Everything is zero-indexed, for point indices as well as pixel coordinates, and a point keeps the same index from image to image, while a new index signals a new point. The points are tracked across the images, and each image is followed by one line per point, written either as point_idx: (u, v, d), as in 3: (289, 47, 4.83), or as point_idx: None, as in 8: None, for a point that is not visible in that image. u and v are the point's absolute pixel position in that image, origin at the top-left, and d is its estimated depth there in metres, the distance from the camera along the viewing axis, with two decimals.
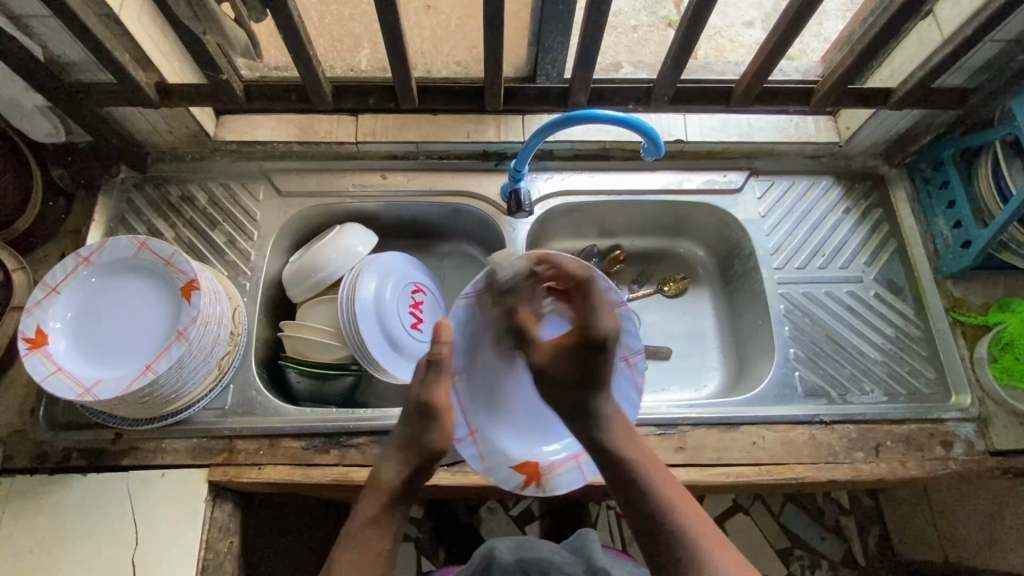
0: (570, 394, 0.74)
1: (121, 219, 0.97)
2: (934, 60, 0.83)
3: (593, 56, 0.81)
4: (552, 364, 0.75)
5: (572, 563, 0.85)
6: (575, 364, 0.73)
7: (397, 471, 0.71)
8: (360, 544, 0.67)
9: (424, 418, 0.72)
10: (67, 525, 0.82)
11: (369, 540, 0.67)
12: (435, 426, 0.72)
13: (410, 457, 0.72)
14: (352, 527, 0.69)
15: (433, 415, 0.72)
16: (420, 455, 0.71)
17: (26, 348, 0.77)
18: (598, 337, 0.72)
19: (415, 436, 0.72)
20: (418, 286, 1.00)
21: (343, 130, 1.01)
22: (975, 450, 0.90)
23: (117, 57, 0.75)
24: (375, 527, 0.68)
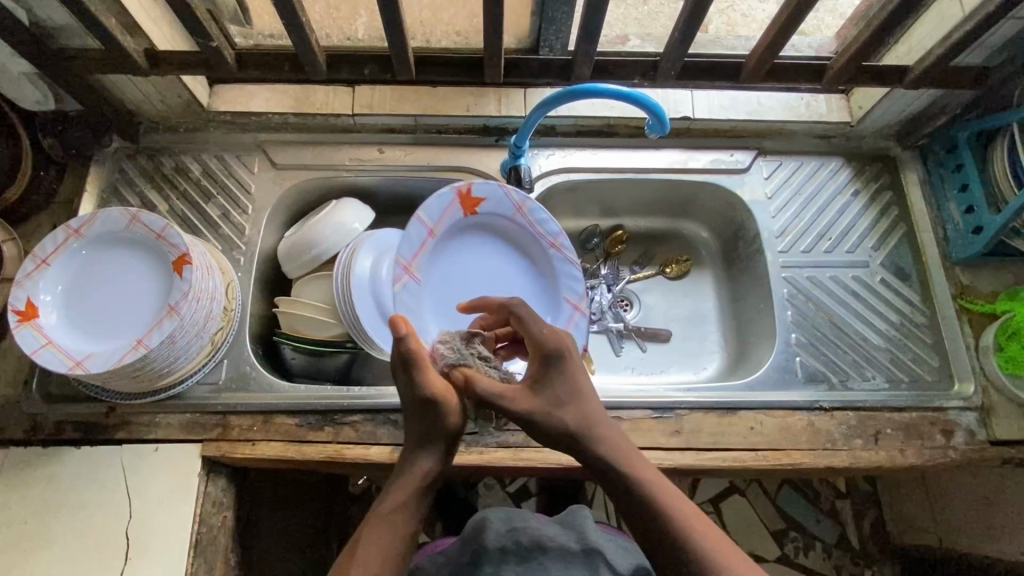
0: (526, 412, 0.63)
1: (114, 190, 0.96)
2: (954, 37, 0.80)
3: (597, 28, 0.78)
4: (508, 394, 0.65)
5: (565, 535, 0.85)
6: (533, 378, 0.65)
7: (427, 458, 0.64)
8: (393, 527, 0.61)
9: (447, 399, 0.66)
10: (61, 497, 0.82)
11: (401, 524, 0.61)
12: (456, 409, 0.66)
13: (438, 442, 0.66)
14: (382, 508, 0.61)
15: (457, 396, 0.66)
16: (450, 439, 0.66)
17: (16, 320, 0.76)
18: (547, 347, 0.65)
19: (438, 418, 0.66)
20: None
21: (340, 102, 0.98)
22: (975, 439, 0.89)
23: (103, 21, 0.73)
24: (407, 511, 0.62)
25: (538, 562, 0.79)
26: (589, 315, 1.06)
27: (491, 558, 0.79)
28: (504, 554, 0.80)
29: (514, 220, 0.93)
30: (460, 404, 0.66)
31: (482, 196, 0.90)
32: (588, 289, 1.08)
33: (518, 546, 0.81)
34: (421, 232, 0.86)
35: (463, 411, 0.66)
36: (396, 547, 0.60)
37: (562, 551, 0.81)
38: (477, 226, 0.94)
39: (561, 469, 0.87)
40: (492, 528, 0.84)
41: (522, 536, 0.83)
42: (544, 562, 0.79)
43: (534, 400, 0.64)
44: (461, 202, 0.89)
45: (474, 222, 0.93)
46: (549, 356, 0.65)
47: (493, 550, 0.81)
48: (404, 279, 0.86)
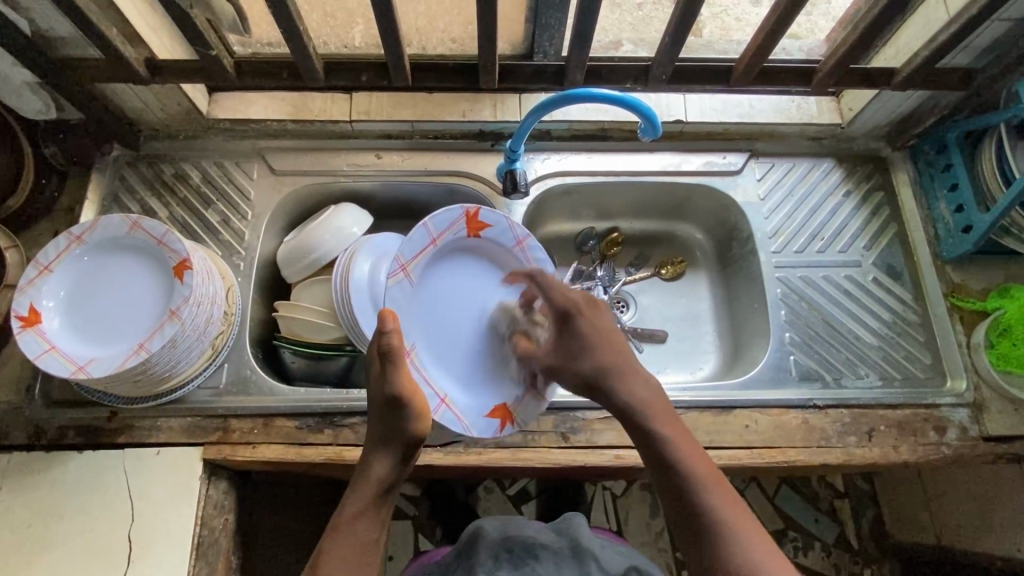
0: (585, 376, 0.72)
1: (115, 198, 0.97)
2: (939, 40, 0.81)
3: (590, 32, 0.79)
4: (550, 353, 0.76)
5: (557, 540, 0.86)
6: (563, 341, 0.74)
7: (384, 463, 0.67)
8: (348, 537, 0.65)
9: (394, 409, 0.67)
10: (64, 500, 0.82)
11: (357, 533, 0.65)
12: (410, 414, 0.67)
13: (395, 448, 0.68)
14: (339, 519, 0.66)
15: (404, 406, 0.66)
16: (403, 445, 0.68)
17: (19, 326, 0.77)
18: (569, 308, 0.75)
19: (390, 428, 0.67)
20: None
21: (338, 109, 1.00)
22: (968, 436, 0.90)
23: (104, 31, 0.74)
24: (362, 519, 0.65)
25: (530, 569, 0.81)
26: None
27: (483, 566, 0.81)
28: (497, 563, 0.82)
29: (513, 253, 0.88)
30: (408, 410, 0.66)
31: (489, 221, 0.86)
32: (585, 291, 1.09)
33: (511, 554, 0.83)
34: (424, 237, 0.81)
35: (416, 415, 0.67)
36: (357, 555, 0.64)
37: (553, 556, 0.83)
38: (475, 249, 0.88)
39: (559, 469, 0.88)
40: (486, 534, 0.85)
41: (514, 544, 0.84)
42: (536, 567, 0.81)
43: (585, 364, 0.72)
44: (466, 222, 0.85)
45: (474, 245, 0.87)
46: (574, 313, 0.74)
47: (482, 554, 0.83)
48: (398, 277, 0.80)
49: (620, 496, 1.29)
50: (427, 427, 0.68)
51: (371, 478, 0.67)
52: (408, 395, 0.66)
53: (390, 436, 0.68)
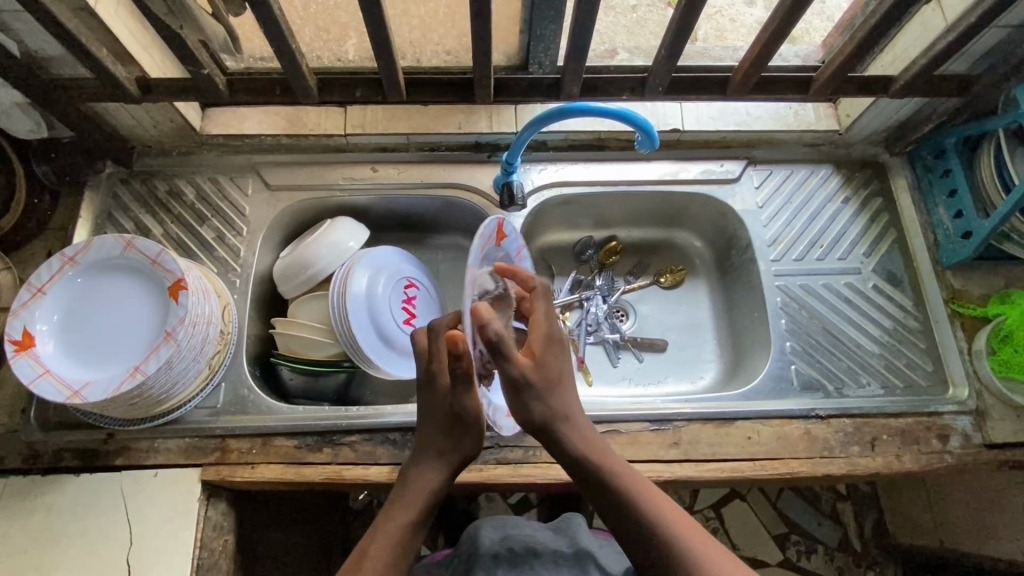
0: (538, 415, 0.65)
1: (109, 215, 0.96)
2: (937, 48, 0.81)
3: (585, 45, 0.78)
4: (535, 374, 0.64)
5: (557, 539, 0.85)
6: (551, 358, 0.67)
7: (435, 477, 0.67)
8: (396, 537, 0.63)
9: (459, 425, 0.68)
10: (61, 525, 0.82)
11: (403, 538, 0.63)
12: (470, 434, 0.68)
13: (448, 463, 0.68)
14: (385, 523, 0.64)
15: (470, 425, 0.68)
16: (459, 460, 0.68)
17: (13, 350, 0.76)
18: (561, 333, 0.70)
19: (451, 441, 0.68)
20: (409, 281, 0.99)
21: (332, 122, 0.99)
22: (971, 444, 0.89)
23: (93, 51, 0.73)
24: (414, 523, 0.65)
25: (529, 565, 0.79)
26: (585, 327, 1.06)
27: (482, 564, 0.80)
28: (495, 560, 0.80)
29: None
30: (473, 429, 0.68)
31: None
32: (584, 301, 1.07)
33: (509, 553, 0.81)
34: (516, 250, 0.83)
35: (478, 437, 0.69)
36: (400, 553, 0.63)
37: (553, 556, 0.81)
38: None
39: (561, 484, 0.87)
40: (484, 533, 0.85)
41: (514, 544, 0.83)
42: (534, 565, 0.79)
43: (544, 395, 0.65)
44: None
45: None
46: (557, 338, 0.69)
47: (482, 555, 0.81)
48: None
49: None
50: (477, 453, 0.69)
51: (425, 484, 0.67)
52: (476, 418, 0.67)
53: (448, 450, 0.68)
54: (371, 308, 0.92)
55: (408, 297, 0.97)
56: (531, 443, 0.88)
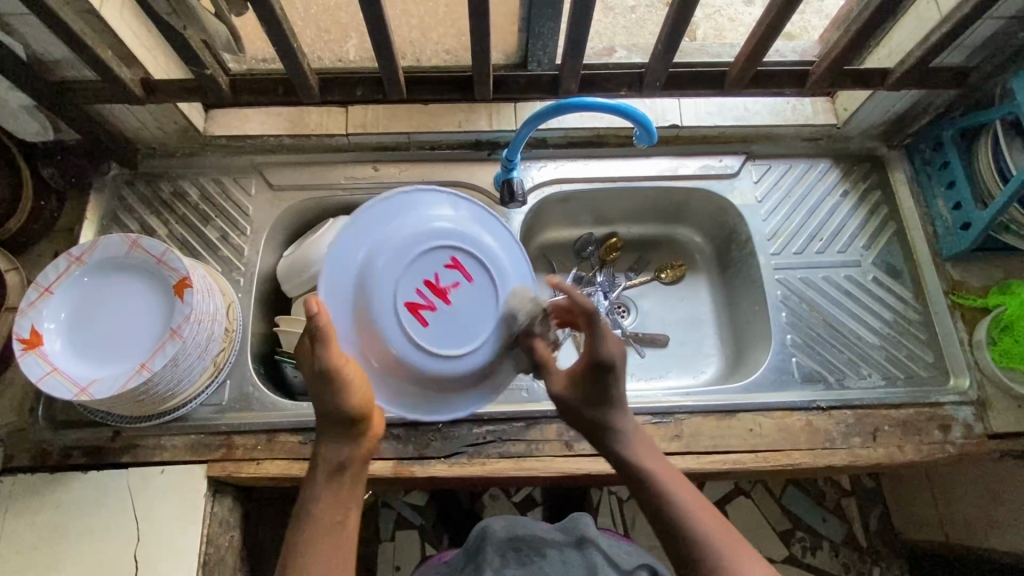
0: (588, 419, 0.72)
1: (114, 216, 0.98)
2: (932, 40, 0.81)
3: (583, 42, 0.79)
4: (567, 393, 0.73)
5: (562, 537, 0.85)
6: (592, 381, 0.69)
7: (336, 447, 0.66)
8: (319, 526, 0.63)
9: (323, 386, 0.63)
10: (69, 522, 0.82)
11: (323, 519, 0.64)
12: (340, 392, 0.63)
13: (339, 430, 0.66)
14: (303, 504, 0.65)
15: (333, 382, 0.63)
16: (346, 422, 0.65)
17: (21, 349, 0.77)
18: (605, 363, 0.67)
19: (322, 404, 0.64)
20: (454, 261, 0.69)
21: (334, 122, 1.01)
22: (972, 433, 0.89)
23: (99, 53, 0.74)
24: (332, 500, 0.65)
25: (537, 564, 0.79)
26: None
27: (489, 563, 0.80)
28: (504, 559, 0.80)
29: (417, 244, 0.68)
30: (338, 388, 0.63)
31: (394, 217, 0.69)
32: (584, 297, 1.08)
33: (518, 551, 0.81)
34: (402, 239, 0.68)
35: (348, 392, 0.64)
36: (336, 539, 0.63)
37: (561, 553, 0.81)
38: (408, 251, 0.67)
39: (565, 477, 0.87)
40: (492, 531, 0.85)
41: (521, 545, 0.83)
42: (542, 564, 0.79)
43: (589, 408, 0.71)
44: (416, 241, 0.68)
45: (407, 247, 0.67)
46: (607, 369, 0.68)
47: (490, 552, 0.81)
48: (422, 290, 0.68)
49: (626, 500, 1.28)
50: (364, 402, 0.65)
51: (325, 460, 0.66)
52: (339, 373, 0.62)
53: (332, 415, 0.65)
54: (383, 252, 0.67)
55: (441, 279, 0.68)
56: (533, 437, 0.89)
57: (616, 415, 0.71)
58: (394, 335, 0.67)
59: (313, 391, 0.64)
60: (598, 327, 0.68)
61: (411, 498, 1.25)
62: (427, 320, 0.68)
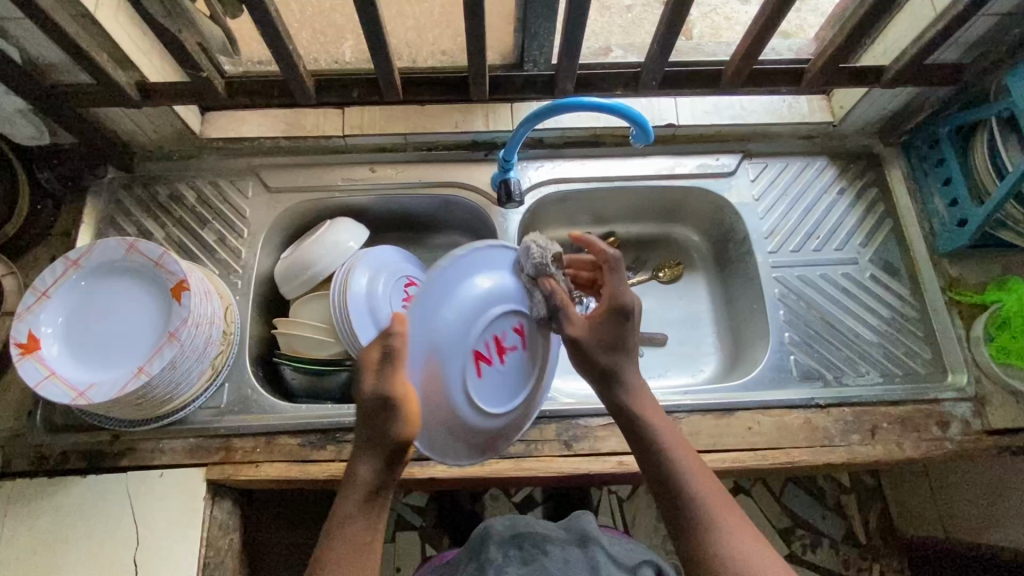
0: (598, 366, 0.69)
1: (111, 220, 0.97)
2: (927, 37, 0.81)
3: (578, 42, 0.79)
4: (588, 333, 0.69)
5: (564, 535, 0.85)
6: (609, 326, 0.69)
7: (370, 468, 0.61)
8: (345, 538, 0.60)
9: (381, 412, 0.60)
10: (68, 526, 0.82)
11: (352, 535, 0.60)
12: (396, 419, 0.60)
13: (377, 451, 0.61)
14: (334, 518, 0.61)
15: (395, 409, 0.60)
16: (388, 448, 0.61)
17: (18, 353, 0.77)
18: (630, 305, 0.69)
19: (378, 430, 0.60)
20: (521, 325, 0.70)
21: (331, 124, 1.01)
22: (971, 430, 0.90)
23: (93, 56, 0.74)
24: (357, 521, 0.61)
25: (539, 563, 0.79)
26: None
27: (493, 562, 0.79)
28: (507, 558, 0.80)
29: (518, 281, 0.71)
30: (397, 413, 0.60)
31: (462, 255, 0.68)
32: (583, 297, 1.07)
33: (520, 550, 0.81)
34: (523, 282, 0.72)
35: (407, 421, 0.60)
36: (360, 554, 0.60)
37: (563, 549, 0.81)
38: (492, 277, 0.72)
39: (564, 477, 0.87)
40: (493, 532, 0.84)
41: (523, 542, 0.83)
42: (545, 562, 0.79)
43: (602, 353, 0.69)
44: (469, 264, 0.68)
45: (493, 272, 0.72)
46: (628, 313, 0.69)
47: (493, 552, 0.81)
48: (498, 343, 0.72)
49: (626, 500, 1.28)
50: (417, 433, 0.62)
51: (358, 478, 0.62)
52: (401, 398, 0.60)
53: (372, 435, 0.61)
54: (461, 311, 0.65)
55: (502, 337, 0.69)
56: (532, 438, 0.89)
57: (630, 375, 0.69)
58: (441, 376, 0.64)
59: (368, 416, 0.60)
60: (619, 272, 0.70)
61: (411, 499, 1.25)
62: (484, 372, 0.68)
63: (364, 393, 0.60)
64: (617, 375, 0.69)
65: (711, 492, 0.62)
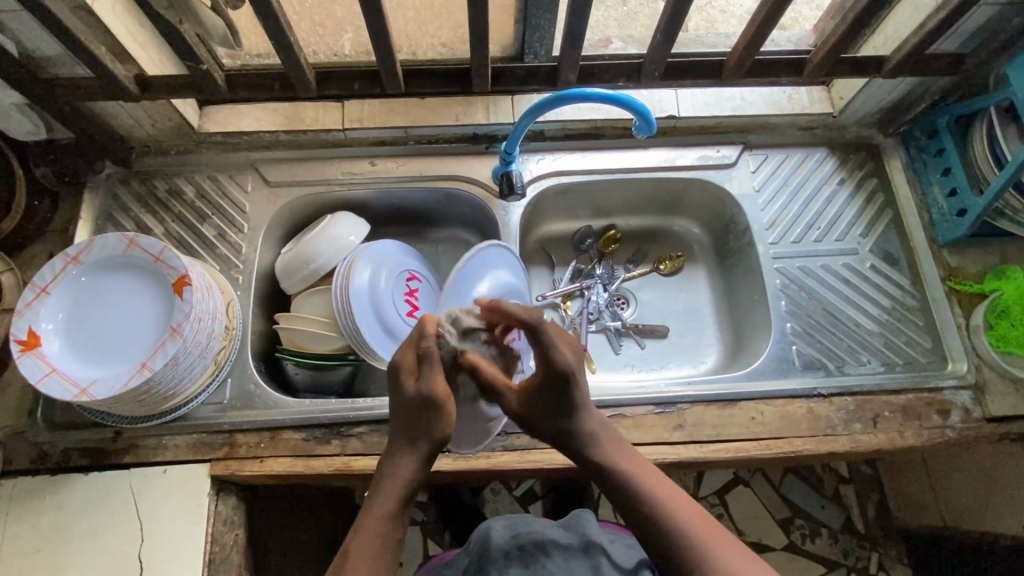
0: (551, 429, 0.66)
1: (108, 216, 0.96)
2: (929, 26, 0.82)
3: (581, 32, 0.79)
4: (523, 408, 0.66)
5: (567, 535, 0.84)
6: (545, 398, 0.65)
7: (410, 464, 0.62)
8: (379, 534, 0.58)
9: (425, 410, 0.62)
10: (72, 524, 0.82)
11: (385, 534, 0.59)
12: (440, 417, 0.62)
13: (418, 448, 0.62)
14: (371, 508, 0.60)
15: (437, 405, 0.62)
16: (429, 444, 0.62)
17: (19, 350, 0.76)
18: (563, 374, 0.63)
19: (416, 425, 0.63)
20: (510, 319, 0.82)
21: (330, 118, 1.00)
22: (971, 417, 0.90)
23: (91, 49, 0.73)
24: (393, 516, 0.60)
25: (540, 564, 0.78)
26: (586, 316, 1.07)
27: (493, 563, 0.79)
28: (507, 559, 0.79)
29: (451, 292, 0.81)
30: (440, 411, 0.62)
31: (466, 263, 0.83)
32: (584, 290, 1.08)
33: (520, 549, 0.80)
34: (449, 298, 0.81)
35: (448, 419, 0.63)
36: (390, 552, 0.58)
37: (564, 550, 0.80)
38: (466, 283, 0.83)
39: (569, 469, 0.87)
40: (495, 533, 0.84)
41: (524, 541, 0.82)
42: (546, 563, 0.78)
43: (547, 422, 0.66)
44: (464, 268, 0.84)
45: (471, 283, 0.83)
46: (567, 378, 0.64)
47: (493, 554, 0.80)
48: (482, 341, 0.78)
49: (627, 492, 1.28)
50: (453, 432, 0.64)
51: (396, 474, 0.61)
52: (444, 396, 0.62)
53: (415, 433, 0.63)
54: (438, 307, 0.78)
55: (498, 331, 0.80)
56: None
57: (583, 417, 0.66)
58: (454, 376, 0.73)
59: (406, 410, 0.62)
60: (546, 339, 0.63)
61: None
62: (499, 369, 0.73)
63: (406, 388, 0.63)
64: (570, 426, 0.66)
65: (692, 519, 0.59)
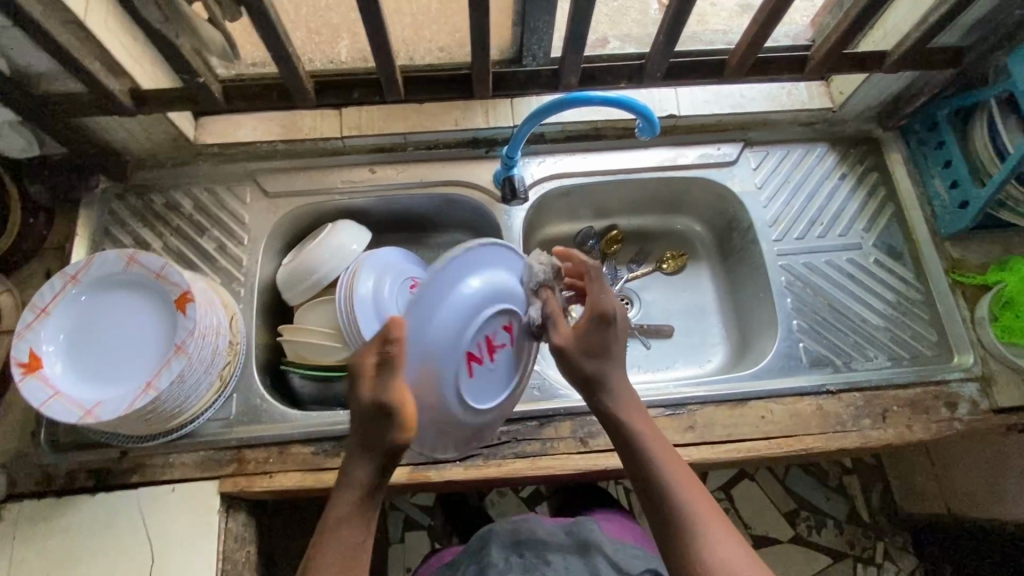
0: (586, 371, 0.67)
1: (105, 231, 0.95)
2: (930, 20, 0.81)
3: (584, 34, 0.78)
4: (567, 342, 0.68)
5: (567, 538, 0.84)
6: (591, 333, 0.68)
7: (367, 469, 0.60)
8: (341, 540, 0.59)
9: (382, 418, 0.58)
10: (80, 546, 0.81)
11: (346, 539, 0.59)
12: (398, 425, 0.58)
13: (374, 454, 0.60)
14: (328, 519, 0.59)
15: (394, 417, 0.57)
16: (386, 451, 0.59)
17: (20, 373, 0.75)
18: (609, 311, 0.67)
19: (372, 433, 0.59)
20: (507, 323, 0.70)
21: (327, 126, 0.99)
22: (979, 409, 0.91)
23: (85, 64, 0.72)
24: (355, 522, 0.59)
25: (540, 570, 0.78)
26: None
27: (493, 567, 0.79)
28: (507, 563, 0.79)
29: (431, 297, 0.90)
30: (398, 418, 0.58)
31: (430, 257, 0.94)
32: None
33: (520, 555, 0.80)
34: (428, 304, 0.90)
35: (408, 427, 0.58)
36: (351, 557, 0.58)
37: (562, 555, 0.80)
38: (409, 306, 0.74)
39: (580, 473, 0.87)
40: (496, 534, 0.83)
41: (525, 545, 0.82)
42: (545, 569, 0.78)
43: (588, 360, 0.68)
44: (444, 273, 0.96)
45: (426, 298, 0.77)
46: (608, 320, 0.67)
47: (493, 557, 0.80)
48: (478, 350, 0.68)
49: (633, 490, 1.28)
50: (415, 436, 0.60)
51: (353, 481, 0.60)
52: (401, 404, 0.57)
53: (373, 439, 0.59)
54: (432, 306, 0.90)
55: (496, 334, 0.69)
56: (548, 436, 0.88)
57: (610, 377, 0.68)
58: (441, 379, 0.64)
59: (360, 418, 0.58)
60: (600, 280, 0.71)
61: (419, 499, 1.25)
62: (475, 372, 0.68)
63: (361, 397, 0.58)
64: (597, 378, 0.68)
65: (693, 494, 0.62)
